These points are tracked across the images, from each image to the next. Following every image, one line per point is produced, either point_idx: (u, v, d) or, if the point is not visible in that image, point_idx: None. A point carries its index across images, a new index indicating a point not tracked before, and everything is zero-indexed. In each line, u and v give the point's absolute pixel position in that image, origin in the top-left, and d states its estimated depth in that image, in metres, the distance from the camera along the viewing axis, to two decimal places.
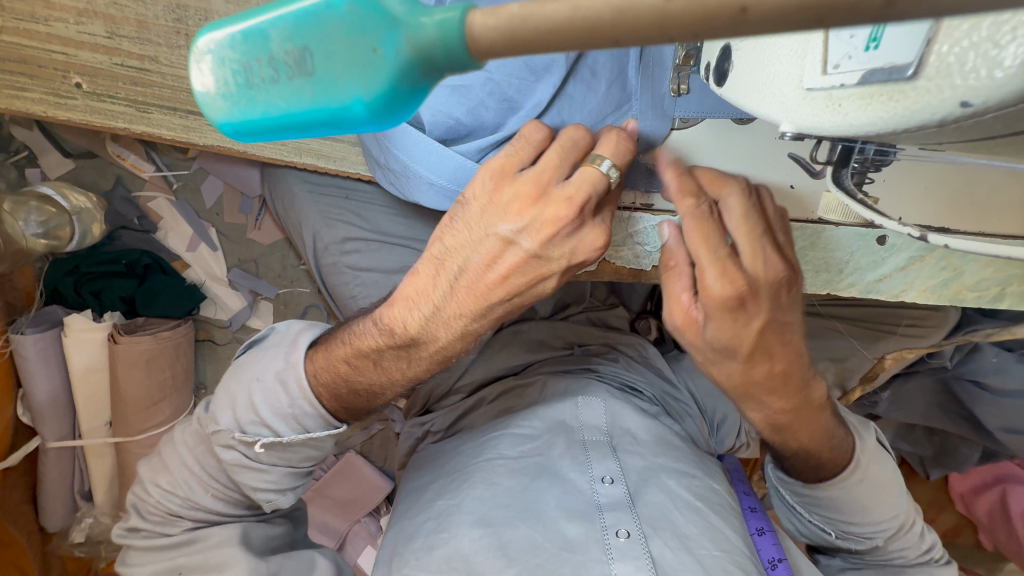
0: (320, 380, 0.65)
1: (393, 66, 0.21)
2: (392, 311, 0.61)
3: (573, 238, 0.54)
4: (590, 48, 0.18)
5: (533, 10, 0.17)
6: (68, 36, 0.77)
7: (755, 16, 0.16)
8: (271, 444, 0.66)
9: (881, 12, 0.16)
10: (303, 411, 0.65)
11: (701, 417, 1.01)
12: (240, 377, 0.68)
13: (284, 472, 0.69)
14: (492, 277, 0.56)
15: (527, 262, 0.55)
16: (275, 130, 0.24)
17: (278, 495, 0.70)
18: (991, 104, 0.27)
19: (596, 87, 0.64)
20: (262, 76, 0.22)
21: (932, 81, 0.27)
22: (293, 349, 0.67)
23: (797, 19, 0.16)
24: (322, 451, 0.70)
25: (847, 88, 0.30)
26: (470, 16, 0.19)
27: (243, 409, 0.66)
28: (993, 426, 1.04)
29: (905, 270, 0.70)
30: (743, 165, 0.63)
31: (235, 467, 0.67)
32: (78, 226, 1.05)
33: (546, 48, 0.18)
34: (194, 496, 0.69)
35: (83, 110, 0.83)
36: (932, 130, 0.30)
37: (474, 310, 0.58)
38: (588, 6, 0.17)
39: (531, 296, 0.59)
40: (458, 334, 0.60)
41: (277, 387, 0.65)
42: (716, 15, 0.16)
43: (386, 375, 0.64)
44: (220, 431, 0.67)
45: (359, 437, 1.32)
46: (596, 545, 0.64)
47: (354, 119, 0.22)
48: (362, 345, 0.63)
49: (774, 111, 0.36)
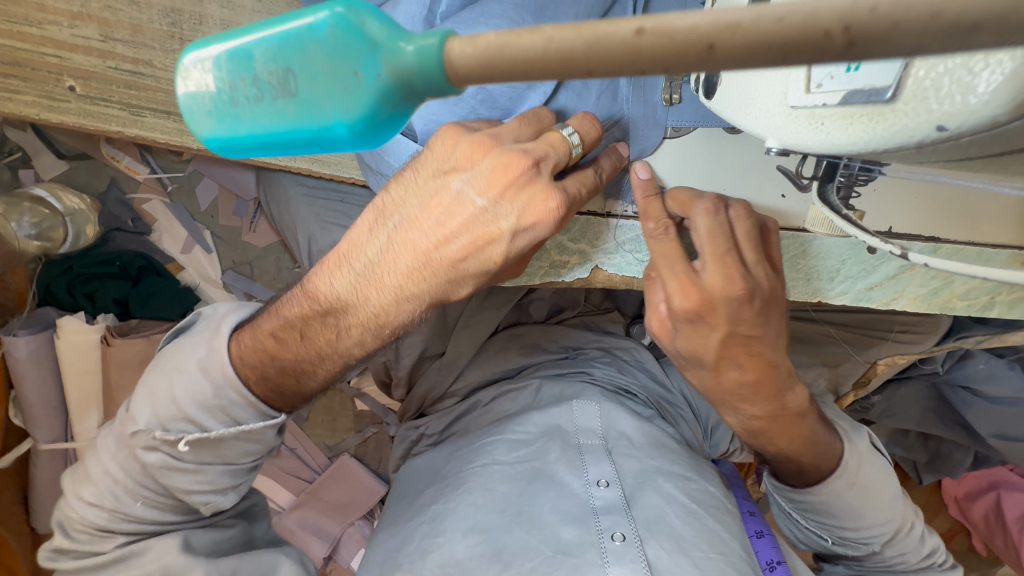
0: (244, 360, 0.60)
1: (374, 90, 0.21)
2: (319, 276, 0.59)
3: (527, 194, 0.51)
4: (565, 77, 0.18)
5: (509, 39, 0.18)
6: (62, 39, 0.77)
7: (724, 51, 0.16)
8: (199, 441, 0.60)
9: (844, 55, 0.16)
10: (230, 400, 0.59)
11: (695, 421, 1.02)
12: (162, 369, 0.62)
13: (221, 470, 0.63)
14: (434, 234, 0.52)
15: (472, 221, 0.51)
16: (261, 146, 0.24)
17: (217, 497, 0.64)
18: (965, 129, 0.27)
19: (587, 96, 0.63)
20: (245, 95, 0.23)
21: (909, 104, 0.28)
22: (216, 333, 0.63)
23: (766, 54, 0.16)
24: (261, 444, 0.64)
25: (830, 107, 0.31)
26: (449, 44, 0.19)
27: (163, 405, 0.60)
28: (984, 432, 1.04)
29: (895, 278, 0.71)
30: (736, 176, 0.64)
31: (162, 470, 0.60)
32: (71, 228, 1.05)
33: (521, 78, 0.18)
34: (124, 506, 0.61)
35: (77, 113, 0.81)
36: (912, 151, 0.30)
37: (416, 272, 0.54)
38: (561, 39, 0.17)
39: (476, 261, 0.53)
40: (392, 295, 0.55)
41: (198, 375, 0.60)
42: (686, 52, 0.16)
43: (314, 347, 0.59)
44: (140, 432, 0.60)
45: (352, 440, 1.32)
46: (592, 548, 0.63)
47: (337, 139, 0.23)
48: (288, 315, 0.59)
49: (760, 127, 0.36)
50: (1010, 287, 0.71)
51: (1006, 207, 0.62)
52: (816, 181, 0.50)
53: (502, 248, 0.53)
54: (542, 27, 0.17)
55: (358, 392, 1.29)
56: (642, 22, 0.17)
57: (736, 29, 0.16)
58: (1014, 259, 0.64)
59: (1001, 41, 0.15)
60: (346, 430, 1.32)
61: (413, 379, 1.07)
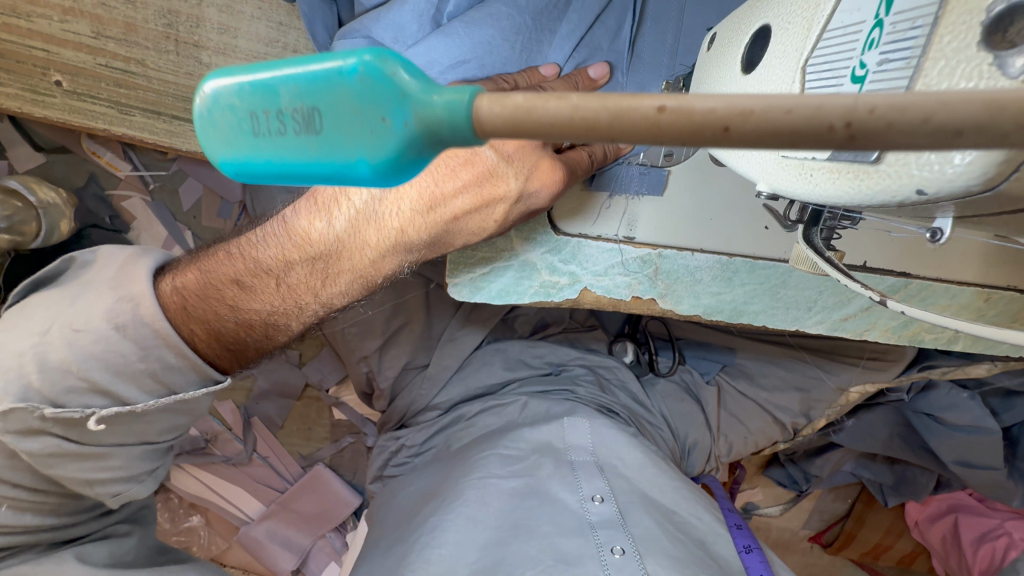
0: (190, 314, 0.62)
1: (400, 137, 0.22)
2: (301, 221, 0.59)
3: (536, 159, 0.54)
4: (587, 141, 0.19)
5: (535, 104, 0.19)
6: (52, 33, 0.75)
7: (736, 136, 0.18)
8: (114, 418, 0.59)
9: (845, 145, 0.18)
10: (163, 363, 0.60)
11: (673, 441, 1.05)
12: (31, 329, 0.58)
13: (135, 454, 0.64)
14: (441, 181, 0.53)
15: (483, 177, 0.53)
16: (276, 176, 0.25)
17: (129, 486, 0.66)
18: (941, 196, 0.28)
19: (596, 51, 0.67)
20: (268, 127, 0.23)
21: (891, 167, 0.28)
22: (126, 282, 0.60)
23: (771, 143, 0.18)
24: (183, 418, 0.67)
25: (818, 160, 0.32)
26: (477, 101, 0.20)
27: (50, 376, 0.56)
28: (946, 457, 1.10)
29: (868, 311, 0.74)
30: (720, 209, 0.68)
31: (52, 458, 0.58)
32: (44, 222, 1.00)
33: (545, 138, 0.20)
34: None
35: (61, 108, 0.80)
36: (892, 208, 0.31)
37: (416, 219, 0.56)
38: (587, 108, 0.18)
39: (485, 216, 0.58)
40: (390, 241, 0.58)
41: (112, 333, 0.58)
42: (701, 134, 0.18)
43: (291, 292, 0.63)
44: (13, 412, 0.55)
45: (328, 450, 1.28)
46: (592, 559, 0.63)
47: (357, 177, 0.23)
48: (262, 258, 0.61)
49: (753, 171, 0.38)
50: None
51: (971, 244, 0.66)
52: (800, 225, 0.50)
53: (501, 210, 0.57)
54: (569, 94, 0.19)
55: (337, 402, 1.25)
56: (665, 101, 0.18)
57: (749, 116, 0.17)
58: (978, 297, 0.69)
59: (970, 145, 0.17)
60: (321, 439, 1.28)
61: (394, 391, 1.07)
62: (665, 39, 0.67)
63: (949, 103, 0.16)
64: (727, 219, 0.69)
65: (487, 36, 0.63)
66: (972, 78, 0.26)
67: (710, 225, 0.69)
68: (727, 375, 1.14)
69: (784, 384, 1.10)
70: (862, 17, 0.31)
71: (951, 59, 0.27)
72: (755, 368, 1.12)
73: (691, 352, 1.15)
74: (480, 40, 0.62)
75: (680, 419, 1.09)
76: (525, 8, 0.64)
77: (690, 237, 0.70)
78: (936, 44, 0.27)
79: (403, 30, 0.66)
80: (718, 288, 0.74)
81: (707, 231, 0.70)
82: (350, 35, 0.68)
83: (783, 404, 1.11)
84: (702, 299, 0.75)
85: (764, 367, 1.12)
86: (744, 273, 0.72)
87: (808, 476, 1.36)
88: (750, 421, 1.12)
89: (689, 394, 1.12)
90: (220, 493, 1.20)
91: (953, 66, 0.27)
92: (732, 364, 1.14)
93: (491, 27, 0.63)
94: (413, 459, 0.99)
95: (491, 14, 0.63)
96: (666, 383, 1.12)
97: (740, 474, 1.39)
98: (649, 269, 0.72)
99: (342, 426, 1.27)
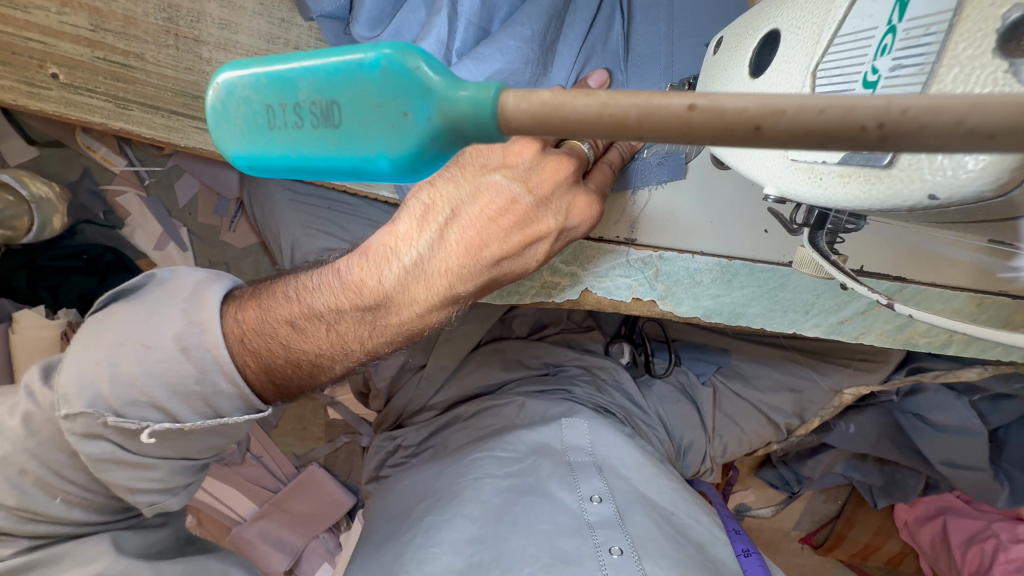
0: (247, 346, 0.60)
1: (423, 131, 0.22)
2: (360, 267, 0.58)
3: (570, 199, 0.56)
4: (615, 140, 0.19)
5: (563, 101, 0.19)
6: (49, 26, 0.75)
7: (767, 134, 0.18)
8: (163, 433, 0.58)
9: (877, 146, 0.18)
10: (216, 388, 0.58)
11: (668, 441, 1.06)
12: (106, 340, 0.57)
13: (176, 467, 0.62)
14: (482, 232, 0.54)
15: (524, 220, 0.54)
16: (293, 171, 0.25)
17: (165, 497, 0.63)
18: (955, 200, 0.28)
19: (590, 59, 0.68)
20: (285, 120, 0.23)
21: (904, 172, 0.28)
22: (198, 306, 0.60)
23: (799, 140, 0.18)
24: (223, 439, 0.64)
25: (829, 164, 0.32)
26: (503, 97, 0.20)
27: (119, 387, 0.56)
28: (935, 459, 1.11)
29: (864, 314, 0.75)
30: (723, 214, 0.69)
31: (103, 463, 0.57)
32: (36, 216, 1.01)
33: (572, 136, 0.20)
34: (35, 504, 0.56)
35: (57, 102, 0.79)
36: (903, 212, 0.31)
37: (466, 272, 0.56)
38: (615, 106, 0.19)
39: (525, 260, 0.58)
40: (440, 296, 0.57)
41: (177, 354, 0.57)
42: (732, 132, 0.18)
43: (339, 337, 0.61)
44: (79, 416, 0.55)
45: (321, 450, 1.27)
46: (590, 559, 0.64)
47: (376, 172, 0.23)
48: (317, 305, 0.60)
49: (760, 174, 0.37)
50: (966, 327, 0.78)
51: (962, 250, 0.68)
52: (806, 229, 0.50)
53: (544, 247, 0.58)
54: (597, 92, 0.19)
55: (332, 401, 1.25)
56: (694, 99, 0.18)
57: (781, 116, 0.18)
58: (971, 302, 0.70)
59: (1001, 150, 0.17)
60: (316, 439, 1.27)
61: (391, 391, 1.06)
62: (658, 27, 0.67)
63: (982, 107, 0.16)
64: (729, 224, 0.70)
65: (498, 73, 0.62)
66: (986, 79, 0.26)
67: (711, 227, 0.70)
68: (722, 376, 1.15)
69: (778, 386, 1.11)
70: (874, 23, 0.32)
71: (966, 66, 0.27)
72: (749, 370, 1.13)
73: (686, 354, 1.16)
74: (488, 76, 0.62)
75: (675, 421, 1.11)
76: (530, 37, 0.63)
77: (690, 238, 0.70)
78: (951, 51, 0.28)
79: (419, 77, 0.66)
80: (718, 290, 0.74)
81: (707, 233, 0.70)
82: None
83: (776, 406, 1.12)
84: (702, 302, 0.75)
85: (758, 370, 1.13)
86: (744, 275, 0.72)
87: (800, 478, 1.37)
88: (745, 422, 1.13)
89: (684, 395, 1.13)
90: (214, 492, 1.19)
91: (969, 73, 0.27)
92: (727, 366, 1.15)
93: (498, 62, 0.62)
94: (410, 459, 0.98)
95: (497, 48, 0.62)
96: (661, 384, 1.13)
97: (732, 475, 1.43)
98: (649, 271, 0.73)
99: (337, 426, 1.27)
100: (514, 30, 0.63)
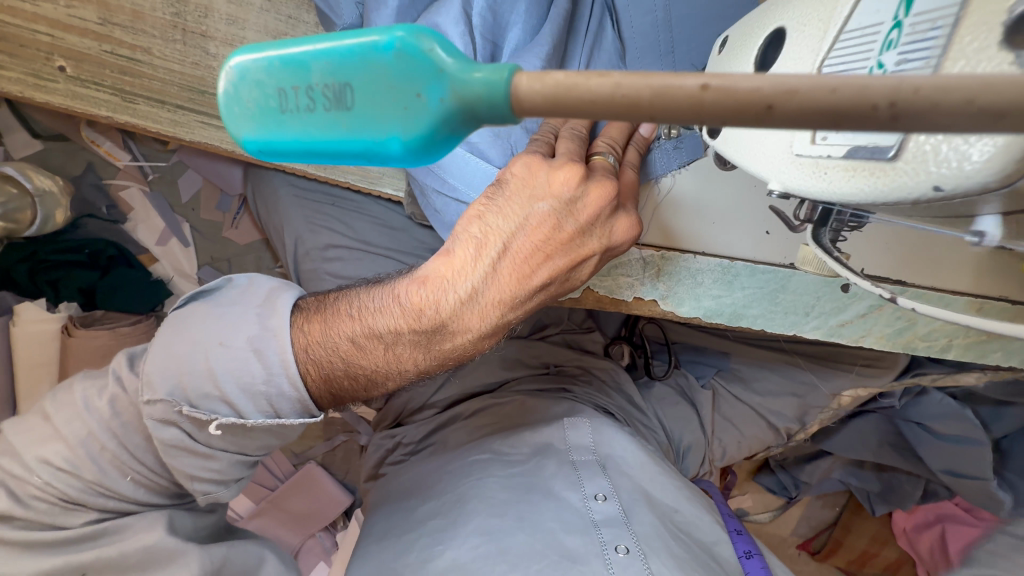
0: (311, 356, 0.60)
1: (436, 113, 0.22)
2: (421, 291, 0.58)
3: (617, 223, 0.59)
4: (628, 121, 0.20)
5: (577, 82, 0.19)
6: (57, 18, 0.75)
7: (781, 111, 0.19)
8: (229, 425, 0.60)
9: (888, 126, 0.18)
10: (280, 390, 0.59)
11: (668, 443, 1.07)
12: (191, 337, 0.60)
13: (233, 460, 0.63)
14: (529, 262, 0.56)
15: (571, 245, 0.57)
16: (303, 154, 0.25)
17: (219, 488, 0.65)
18: (959, 191, 0.28)
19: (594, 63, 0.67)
20: (297, 103, 0.23)
21: (909, 164, 0.28)
22: (271, 312, 0.61)
23: (816, 120, 0.18)
24: (280, 441, 0.65)
25: (834, 158, 0.32)
26: (516, 78, 0.20)
27: (196, 379, 0.59)
28: (936, 467, 1.12)
29: (865, 317, 0.76)
30: (725, 212, 0.69)
31: (173, 449, 0.61)
32: (39, 210, 1.03)
33: (585, 117, 0.20)
34: (108, 480, 0.62)
35: (64, 94, 0.80)
36: (907, 206, 0.31)
37: (516, 297, 0.58)
38: (630, 87, 0.19)
39: (572, 281, 0.62)
40: (492, 323, 0.59)
41: (250, 355, 0.59)
42: (745, 111, 0.19)
43: (395, 360, 0.60)
44: (158, 402, 0.59)
45: (320, 448, 1.30)
46: (596, 558, 0.64)
47: (388, 154, 0.23)
48: (378, 326, 0.59)
49: (765, 170, 0.37)
50: (966, 332, 0.78)
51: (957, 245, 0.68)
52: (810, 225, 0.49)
53: (591, 263, 0.61)
54: (611, 73, 0.19)
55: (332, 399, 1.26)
56: (707, 79, 0.19)
57: (793, 95, 0.18)
58: (971, 306, 0.71)
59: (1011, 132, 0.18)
60: (314, 437, 1.31)
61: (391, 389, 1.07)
62: (654, 16, 0.65)
63: (993, 86, 0.17)
64: (733, 224, 0.70)
65: None
66: (987, 70, 0.27)
67: (713, 228, 0.70)
68: (722, 379, 1.15)
69: (779, 390, 1.12)
70: (881, 18, 0.32)
71: (972, 58, 0.27)
72: (749, 374, 1.13)
73: (684, 356, 1.18)
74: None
75: (675, 422, 1.11)
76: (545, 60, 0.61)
77: (693, 241, 0.71)
78: (957, 44, 0.28)
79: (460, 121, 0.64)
80: (719, 291, 0.74)
81: (709, 233, 0.70)
82: None
83: (775, 411, 1.12)
84: (703, 302, 0.75)
85: (757, 373, 1.13)
86: (744, 276, 0.73)
87: (797, 482, 1.40)
88: (744, 427, 1.13)
89: (683, 398, 1.14)
90: None
91: (975, 65, 0.27)
92: (726, 369, 1.15)
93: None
94: (409, 456, 0.97)
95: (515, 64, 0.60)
96: (661, 386, 1.15)
97: (731, 479, 1.44)
98: (650, 270, 0.73)
99: (335, 423, 1.29)
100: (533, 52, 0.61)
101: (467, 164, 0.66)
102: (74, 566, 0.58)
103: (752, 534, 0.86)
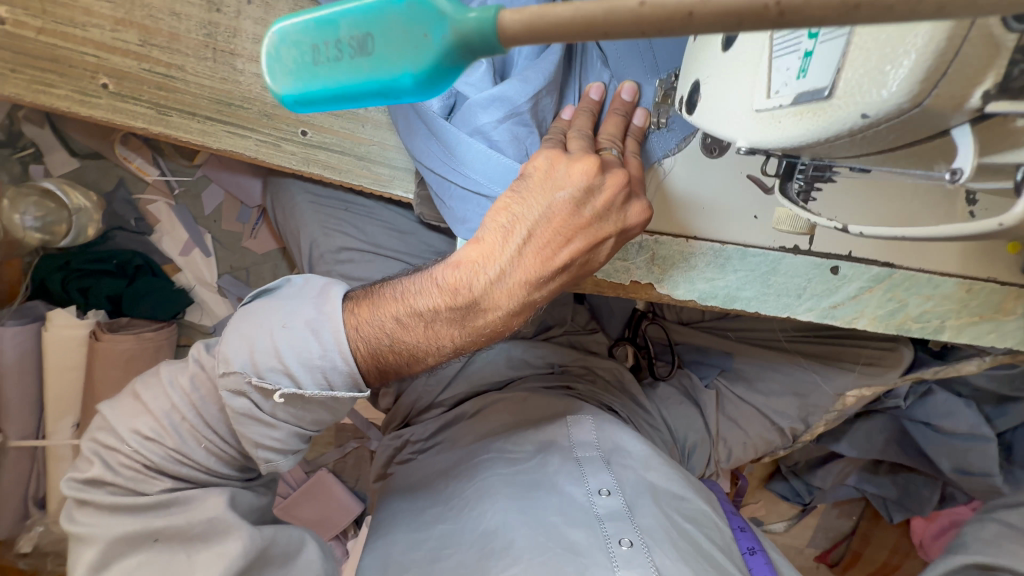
0: (361, 334, 0.63)
1: (440, 48, 0.27)
2: (455, 272, 0.62)
3: (632, 207, 0.64)
4: (584, 38, 0.25)
5: (546, 13, 0.25)
6: (103, 41, 0.84)
7: (697, 18, 0.23)
8: (291, 396, 0.64)
9: (776, 22, 0.23)
10: (334, 364, 0.62)
11: (673, 442, 1.09)
12: (259, 322, 0.64)
13: (292, 431, 0.66)
14: (554, 244, 0.61)
15: (590, 226, 0.62)
16: (331, 100, 0.30)
17: (278, 458, 0.67)
18: (883, 116, 0.31)
19: (591, 69, 0.74)
20: (328, 55, 0.29)
21: (842, 99, 0.33)
22: (325, 301, 0.65)
23: (724, 22, 0.24)
24: (332, 416, 0.68)
25: (785, 107, 0.37)
26: (501, 14, 0.26)
27: (264, 354, 0.63)
28: (945, 466, 1.12)
29: (856, 299, 0.79)
30: (714, 193, 0.73)
31: (242, 418, 0.64)
32: (74, 223, 1.12)
33: (551, 39, 0.25)
34: (185, 448, 0.66)
35: (105, 108, 0.87)
36: (845, 139, 0.35)
37: (541, 277, 0.62)
38: (586, 11, 0.24)
39: (591, 262, 0.66)
40: (520, 301, 0.63)
41: (307, 335, 0.63)
42: (670, 17, 0.23)
43: (433, 338, 0.64)
44: (232, 375, 0.63)
45: (332, 455, 1.33)
46: (600, 552, 0.66)
47: (401, 89, 0.29)
48: (419, 306, 0.63)
49: (737, 131, 0.43)
50: (959, 313, 0.80)
51: (930, 187, 0.64)
52: (777, 179, 0.57)
53: (608, 246, 0.66)
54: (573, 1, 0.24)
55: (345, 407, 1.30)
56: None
57: (706, 1, 0.23)
58: (962, 287, 0.77)
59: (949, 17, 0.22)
60: (326, 444, 1.33)
61: (401, 388, 1.08)
62: None
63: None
64: (723, 207, 0.74)
65: (540, 98, 0.70)
66: None
67: (705, 211, 0.74)
68: (725, 379, 1.16)
69: (784, 388, 1.12)
70: None
71: None
72: (754, 372, 1.15)
73: (688, 356, 1.21)
74: (531, 97, 0.69)
75: (678, 420, 1.13)
76: (549, 70, 0.70)
77: (688, 225, 0.75)
78: None
79: (475, 121, 0.71)
80: (713, 274, 0.78)
81: (701, 219, 0.75)
82: (427, 138, 0.77)
83: (782, 407, 1.13)
84: (698, 285, 0.79)
85: (761, 371, 1.14)
86: (736, 260, 0.77)
87: (811, 488, 1.39)
88: (750, 425, 1.14)
89: (687, 398, 1.16)
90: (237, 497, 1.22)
91: None
92: (729, 368, 1.17)
93: (517, 92, 0.69)
94: (418, 454, 0.98)
95: (519, 78, 0.69)
96: (665, 386, 1.17)
97: (742, 485, 1.38)
98: (645, 254, 0.78)
99: (345, 431, 1.32)
100: (541, 66, 0.70)
101: (486, 158, 0.72)
102: (148, 531, 0.62)
103: (754, 531, 0.87)
